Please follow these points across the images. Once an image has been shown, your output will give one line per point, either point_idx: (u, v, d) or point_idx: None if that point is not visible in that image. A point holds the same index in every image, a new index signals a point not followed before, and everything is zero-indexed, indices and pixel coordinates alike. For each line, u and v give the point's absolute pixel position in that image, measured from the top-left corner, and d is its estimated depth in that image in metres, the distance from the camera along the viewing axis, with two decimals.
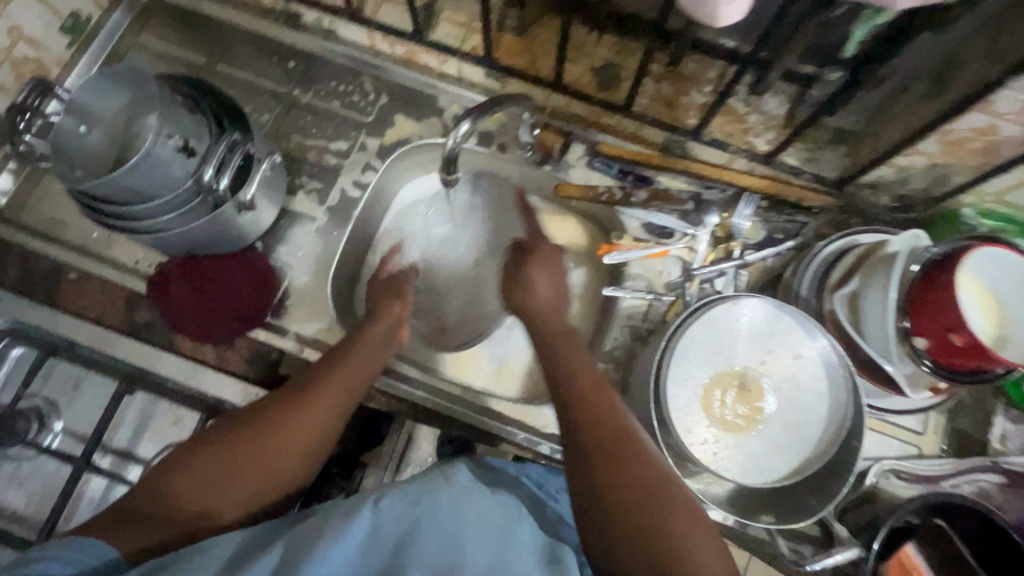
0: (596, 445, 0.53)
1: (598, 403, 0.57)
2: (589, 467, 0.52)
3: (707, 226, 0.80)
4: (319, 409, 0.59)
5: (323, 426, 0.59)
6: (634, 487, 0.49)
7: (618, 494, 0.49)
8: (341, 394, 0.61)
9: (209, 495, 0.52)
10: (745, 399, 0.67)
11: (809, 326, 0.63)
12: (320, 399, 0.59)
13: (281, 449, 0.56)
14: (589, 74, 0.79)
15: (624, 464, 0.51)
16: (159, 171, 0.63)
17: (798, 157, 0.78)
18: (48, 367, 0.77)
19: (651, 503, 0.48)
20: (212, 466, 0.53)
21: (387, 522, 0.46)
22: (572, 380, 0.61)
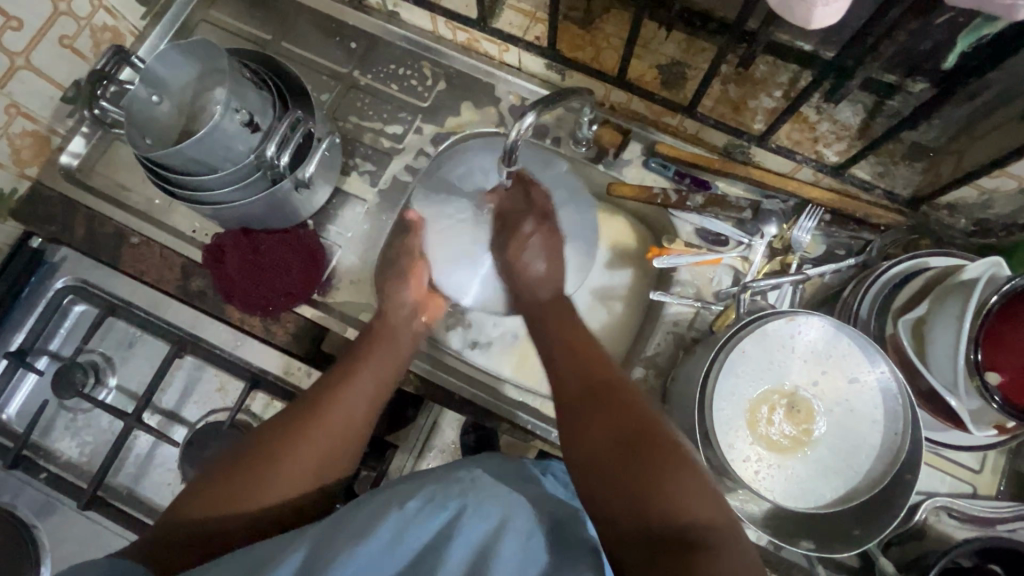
0: (580, 404, 0.55)
1: (596, 367, 0.58)
2: (572, 416, 0.54)
3: (765, 237, 0.77)
4: (339, 409, 0.63)
5: (345, 416, 0.63)
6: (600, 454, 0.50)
7: (583, 440, 0.51)
8: (358, 397, 0.65)
9: (241, 494, 0.56)
10: (793, 420, 0.64)
11: (870, 349, 0.60)
12: (339, 399, 0.64)
13: (307, 441, 0.60)
14: (654, 71, 0.76)
15: (606, 421, 0.51)
16: (224, 145, 0.64)
17: (868, 172, 0.74)
18: (106, 325, 0.81)
19: (628, 466, 0.47)
20: (243, 475, 0.57)
21: (413, 525, 0.47)
22: (563, 348, 0.61)
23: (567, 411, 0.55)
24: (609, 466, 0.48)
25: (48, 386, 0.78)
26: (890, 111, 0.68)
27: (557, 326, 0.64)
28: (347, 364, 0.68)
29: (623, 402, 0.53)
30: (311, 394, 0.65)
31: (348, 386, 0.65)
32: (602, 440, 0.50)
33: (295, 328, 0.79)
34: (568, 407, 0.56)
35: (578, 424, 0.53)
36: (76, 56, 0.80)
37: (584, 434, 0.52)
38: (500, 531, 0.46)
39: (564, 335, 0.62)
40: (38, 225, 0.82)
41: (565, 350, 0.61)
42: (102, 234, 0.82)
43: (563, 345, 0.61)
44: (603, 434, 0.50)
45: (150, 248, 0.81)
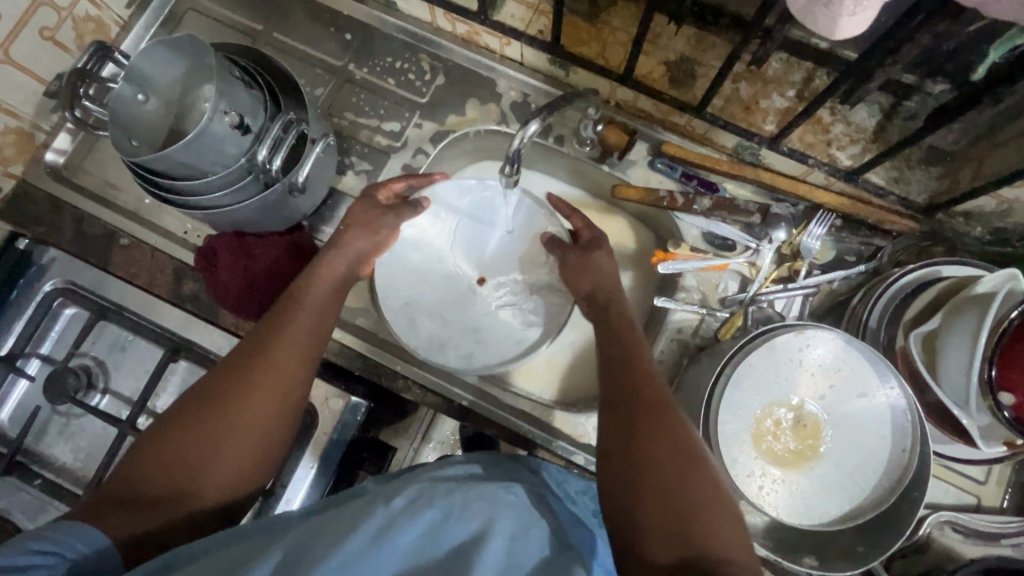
0: (624, 412, 0.52)
1: (640, 373, 0.55)
2: (611, 415, 0.52)
3: (773, 242, 0.75)
4: (268, 369, 0.55)
5: (276, 386, 0.55)
6: (659, 459, 0.47)
7: (638, 448, 0.48)
8: (293, 345, 0.57)
9: (177, 477, 0.49)
10: (799, 435, 0.63)
11: (882, 366, 0.59)
12: (269, 352, 0.56)
13: (235, 411, 0.52)
14: (662, 68, 0.72)
15: (655, 439, 0.48)
16: (214, 147, 0.62)
17: (883, 177, 0.71)
18: (98, 329, 0.79)
19: (683, 491, 0.45)
20: (178, 450, 0.50)
21: (398, 522, 0.46)
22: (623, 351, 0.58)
23: (611, 432, 0.51)
24: (645, 477, 0.46)
25: (40, 392, 0.76)
26: (907, 113, 0.66)
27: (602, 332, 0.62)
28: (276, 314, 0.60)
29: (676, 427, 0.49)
30: (238, 352, 0.57)
31: (279, 338, 0.57)
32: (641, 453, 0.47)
33: None
34: (614, 407, 0.53)
35: (641, 433, 0.49)
36: (59, 48, 0.76)
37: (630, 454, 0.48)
38: (484, 535, 0.46)
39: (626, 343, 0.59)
40: (24, 225, 0.79)
41: (616, 345, 0.59)
42: (91, 235, 0.80)
43: (620, 338, 0.59)
44: (651, 453, 0.47)
45: (140, 250, 0.80)
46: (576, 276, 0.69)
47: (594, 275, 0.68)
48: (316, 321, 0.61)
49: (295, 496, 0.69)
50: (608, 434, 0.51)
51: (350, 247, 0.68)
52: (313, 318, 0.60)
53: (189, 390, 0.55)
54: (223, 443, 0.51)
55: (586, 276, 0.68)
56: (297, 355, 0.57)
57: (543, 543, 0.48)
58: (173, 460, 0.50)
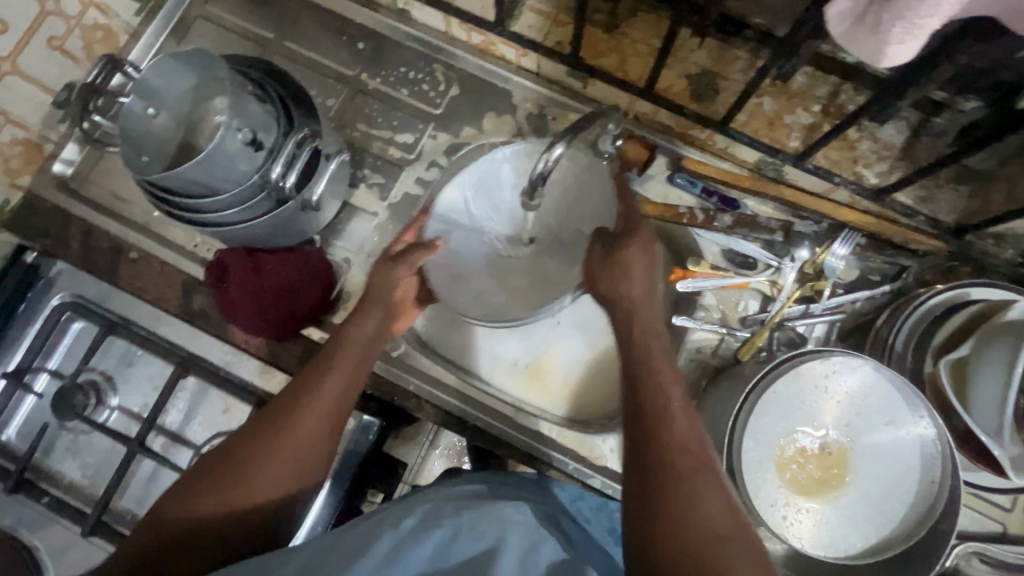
0: (655, 465, 0.46)
1: (678, 417, 0.48)
2: (644, 459, 0.47)
3: (795, 261, 0.73)
4: (304, 413, 0.56)
5: (309, 431, 0.55)
6: (701, 523, 0.42)
7: (675, 510, 0.43)
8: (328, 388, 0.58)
9: (214, 516, 0.51)
10: (824, 463, 0.62)
11: (910, 395, 0.58)
12: (305, 407, 0.56)
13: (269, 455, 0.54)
14: (683, 82, 0.71)
15: (699, 502, 0.43)
16: (227, 166, 0.60)
17: (911, 197, 0.69)
18: (106, 344, 0.78)
19: (725, 556, 0.41)
20: (216, 488, 0.52)
21: (408, 544, 0.45)
22: (654, 381, 0.51)
23: (638, 478, 0.46)
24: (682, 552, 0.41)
25: (47, 408, 0.75)
26: (936, 130, 0.64)
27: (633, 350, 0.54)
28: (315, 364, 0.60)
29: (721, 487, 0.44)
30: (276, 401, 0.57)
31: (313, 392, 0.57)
32: (684, 515, 0.42)
33: (302, 350, 0.77)
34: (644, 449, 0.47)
35: (684, 494, 0.44)
36: (67, 58, 0.75)
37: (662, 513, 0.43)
38: (495, 556, 0.44)
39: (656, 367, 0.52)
40: (31, 238, 0.78)
41: (639, 373, 0.52)
42: (99, 248, 0.79)
43: (649, 362, 0.53)
44: (691, 518, 0.42)
45: (149, 264, 0.78)
46: (603, 275, 0.60)
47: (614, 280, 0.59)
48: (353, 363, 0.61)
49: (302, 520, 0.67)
50: (642, 482, 0.45)
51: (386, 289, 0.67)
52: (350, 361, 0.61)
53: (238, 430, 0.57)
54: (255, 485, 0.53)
55: (609, 281, 0.59)
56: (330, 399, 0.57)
57: (558, 547, 0.46)
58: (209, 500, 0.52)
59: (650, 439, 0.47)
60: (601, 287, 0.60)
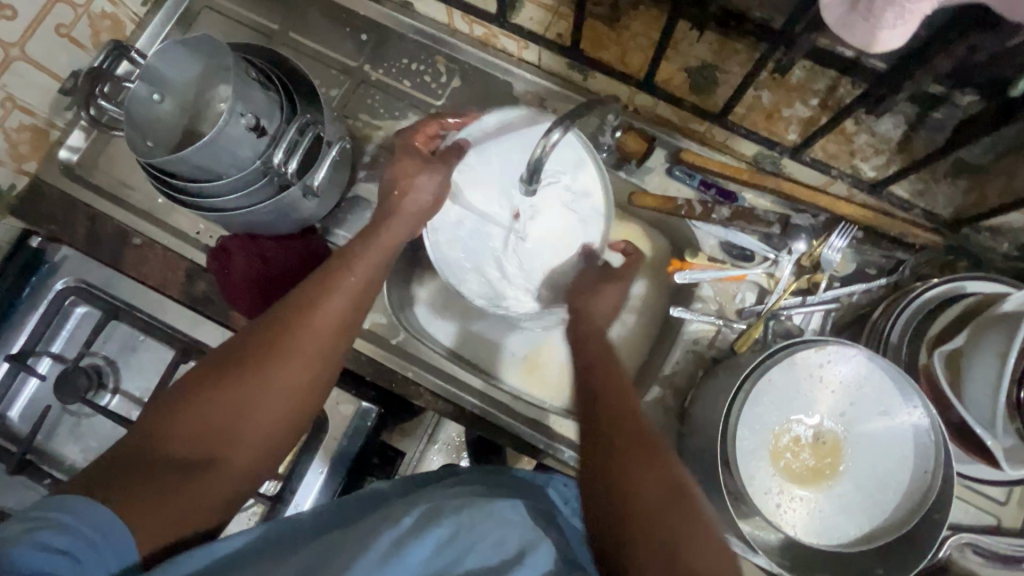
0: (596, 446, 0.50)
1: (624, 405, 0.52)
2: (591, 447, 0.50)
3: (792, 253, 0.74)
4: (309, 340, 0.53)
5: (314, 359, 0.53)
6: (641, 493, 0.46)
7: (612, 479, 0.47)
8: (332, 314, 0.55)
9: (212, 440, 0.48)
10: (817, 452, 0.62)
11: (905, 386, 0.58)
12: (307, 327, 0.53)
13: (269, 381, 0.51)
14: (683, 74, 0.71)
15: (635, 474, 0.47)
16: (230, 151, 0.61)
17: (908, 190, 0.70)
18: (109, 329, 0.78)
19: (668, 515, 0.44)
20: (211, 411, 0.49)
21: (408, 543, 0.45)
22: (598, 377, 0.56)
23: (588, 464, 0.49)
24: (626, 522, 0.44)
25: (50, 391, 0.76)
26: (934, 124, 0.63)
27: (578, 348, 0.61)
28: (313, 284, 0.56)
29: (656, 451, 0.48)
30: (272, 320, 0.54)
31: (316, 315, 0.54)
32: (625, 493, 0.46)
33: None
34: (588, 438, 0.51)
35: (621, 465, 0.47)
36: (76, 46, 0.76)
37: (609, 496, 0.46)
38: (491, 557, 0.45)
39: (588, 358, 0.59)
40: (37, 223, 0.79)
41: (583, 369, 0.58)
42: (104, 234, 0.79)
43: (587, 355, 0.59)
44: (630, 489, 0.46)
45: (152, 250, 0.79)
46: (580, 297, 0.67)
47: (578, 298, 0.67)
48: (359, 291, 0.58)
49: (305, 500, 0.70)
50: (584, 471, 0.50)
51: (393, 214, 0.64)
52: (355, 288, 0.58)
53: (222, 350, 0.53)
54: (255, 410, 0.50)
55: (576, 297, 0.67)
56: (336, 327, 0.55)
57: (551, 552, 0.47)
58: (204, 423, 0.48)
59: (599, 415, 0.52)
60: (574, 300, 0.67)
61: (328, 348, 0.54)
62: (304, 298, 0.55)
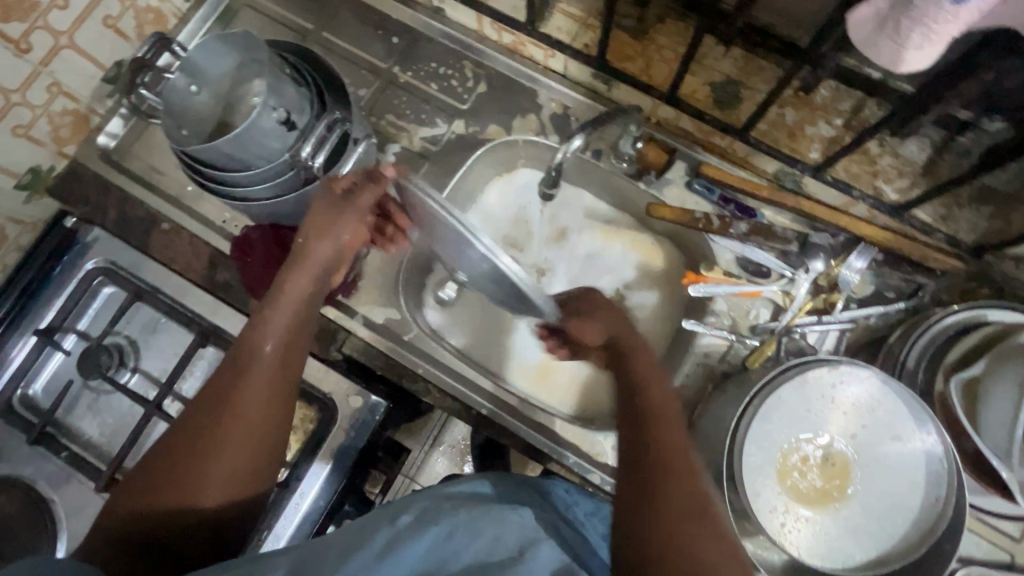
0: (637, 478, 0.48)
1: (666, 431, 0.50)
2: (632, 486, 0.48)
3: (809, 272, 0.73)
4: (248, 380, 0.53)
5: (259, 396, 0.53)
6: (692, 542, 0.44)
7: (652, 521, 0.45)
8: (269, 353, 0.55)
9: (172, 499, 0.49)
10: (826, 473, 0.61)
11: (919, 410, 0.57)
12: (247, 370, 0.54)
13: (215, 431, 0.51)
14: (707, 88, 0.72)
15: (673, 503, 0.46)
16: (259, 143, 0.63)
17: (930, 214, 0.70)
18: (133, 309, 0.81)
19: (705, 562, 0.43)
20: (164, 473, 0.50)
21: (402, 540, 0.45)
22: (643, 405, 0.53)
23: (624, 487, 0.48)
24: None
25: (73, 366, 0.79)
26: (960, 149, 0.62)
27: (630, 377, 0.56)
28: (255, 318, 0.57)
29: (703, 497, 0.46)
30: (220, 372, 0.55)
31: (249, 365, 0.54)
32: (673, 543, 0.44)
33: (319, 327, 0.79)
34: (625, 475, 0.49)
35: (674, 503, 0.46)
36: (120, 37, 0.79)
37: (653, 538, 0.44)
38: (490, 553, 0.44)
39: (633, 378, 0.56)
40: (73, 204, 0.82)
41: (632, 395, 0.54)
42: (134, 218, 0.83)
43: (633, 377, 0.56)
44: (682, 533, 0.44)
45: (178, 236, 0.82)
46: (589, 322, 0.60)
47: (608, 319, 0.60)
48: (293, 322, 0.58)
49: (308, 491, 0.69)
50: (622, 502, 0.48)
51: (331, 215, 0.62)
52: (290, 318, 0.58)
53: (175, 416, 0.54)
54: (206, 461, 0.50)
55: (597, 323, 0.60)
56: (274, 361, 0.55)
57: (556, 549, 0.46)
58: (161, 485, 0.50)
59: (648, 448, 0.49)
60: (588, 336, 0.60)
61: (272, 382, 0.54)
62: (242, 340, 0.56)
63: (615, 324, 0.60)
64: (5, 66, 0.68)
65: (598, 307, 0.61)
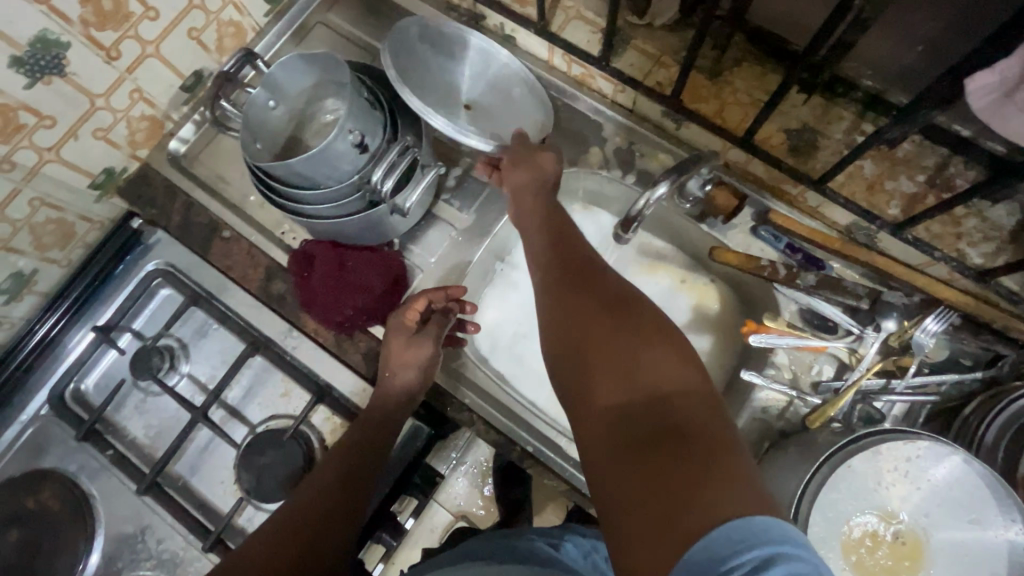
0: (551, 293, 0.60)
1: (565, 258, 0.63)
2: (549, 297, 0.60)
3: (880, 331, 0.68)
4: (309, 504, 0.64)
5: (319, 516, 0.63)
6: (603, 333, 0.52)
7: (568, 324, 0.55)
8: (332, 476, 0.66)
9: None
10: (896, 552, 0.58)
11: (1005, 497, 0.54)
12: (312, 495, 0.65)
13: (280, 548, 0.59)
14: (782, 135, 0.70)
15: (580, 307, 0.56)
16: (332, 164, 0.63)
17: (1017, 282, 0.65)
18: (187, 313, 0.82)
19: (614, 341, 0.51)
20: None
21: None
22: (557, 241, 0.65)
23: (546, 309, 0.59)
24: (580, 363, 0.52)
25: (126, 365, 0.80)
26: None
27: (524, 230, 0.70)
28: (324, 461, 0.69)
29: (602, 292, 0.57)
30: (290, 506, 0.65)
31: (314, 495, 0.65)
32: (590, 337, 0.53)
33: (368, 348, 0.77)
34: (543, 298, 0.61)
35: (579, 303, 0.56)
36: (201, 48, 0.81)
37: (571, 343, 0.54)
38: None
39: (547, 222, 0.67)
40: (139, 206, 0.84)
41: (536, 237, 0.67)
42: (196, 224, 0.82)
43: (546, 228, 0.67)
44: (589, 328, 0.53)
45: (238, 245, 0.81)
46: (515, 167, 0.72)
47: (530, 169, 0.71)
48: (358, 453, 0.68)
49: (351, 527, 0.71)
50: (546, 318, 0.59)
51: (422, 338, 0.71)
52: (353, 449, 0.68)
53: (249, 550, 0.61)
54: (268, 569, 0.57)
55: (522, 168, 0.71)
56: (335, 480, 0.66)
57: None
58: None
59: (557, 279, 0.61)
60: (512, 177, 0.72)
61: (331, 500, 0.64)
62: (313, 477, 0.67)
63: (527, 173, 0.71)
64: (91, 67, 0.69)
65: (521, 160, 0.72)
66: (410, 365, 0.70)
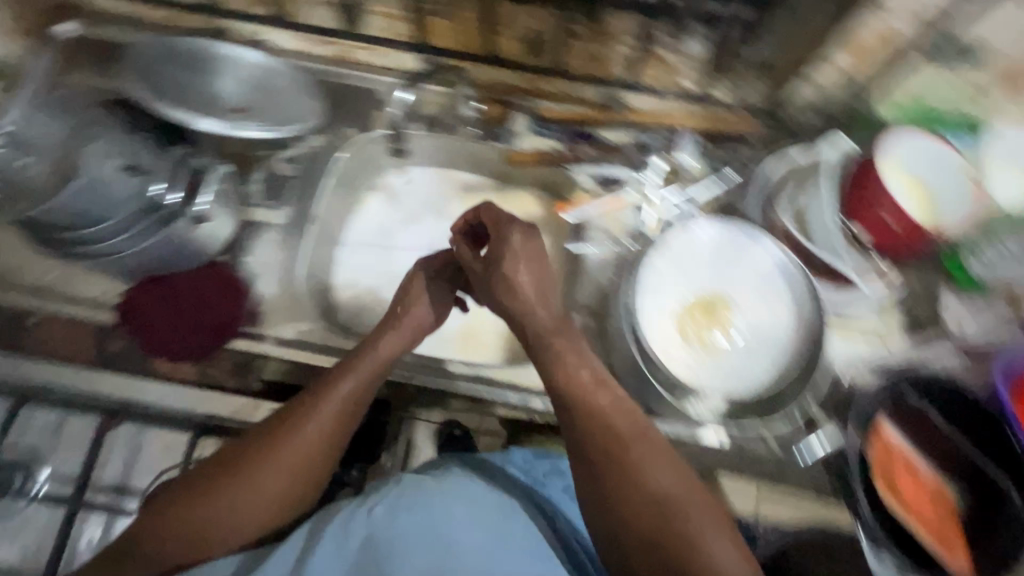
0: (593, 477, 0.50)
1: (637, 457, 0.50)
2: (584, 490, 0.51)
3: (653, 168, 0.83)
4: (304, 430, 0.56)
5: (299, 455, 0.55)
6: (651, 511, 0.48)
7: (622, 525, 0.49)
8: (333, 407, 0.58)
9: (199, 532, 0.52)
10: (715, 319, 0.73)
11: (752, 232, 0.72)
12: (302, 417, 0.57)
13: (258, 473, 0.54)
14: (519, 43, 0.83)
15: (631, 497, 0.49)
16: (105, 194, 0.65)
17: (727, 93, 0.84)
18: (23, 418, 0.76)
19: (665, 529, 0.47)
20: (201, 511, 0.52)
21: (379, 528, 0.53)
22: (591, 427, 0.52)
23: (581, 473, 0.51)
24: (617, 535, 0.49)
25: None
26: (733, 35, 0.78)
27: (517, 308, 0.58)
28: (326, 374, 0.61)
29: (650, 474, 0.49)
30: (279, 411, 0.58)
31: (307, 415, 0.57)
32: (632, 521, 0.48)
33: (230, 362, 0.76)
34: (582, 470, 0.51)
35: (625, 489, 0.49)
36: None
37: (605, 512, 0.49)
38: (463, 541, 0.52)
39: (582, 421, 0.52)
40: None
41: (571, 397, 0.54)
42: None
43: (615, 399, 0.54)
44: (635, 513, 0.48)
45: (53, 325, 0.75)
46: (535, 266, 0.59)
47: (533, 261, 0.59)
48: (360, 387, 0.60)
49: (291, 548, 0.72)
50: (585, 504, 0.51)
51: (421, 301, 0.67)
52: (361, 376, 0.60)
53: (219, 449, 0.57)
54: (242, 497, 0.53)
55: (521, 292, 0.58)
56: (334, 412, 0.58)
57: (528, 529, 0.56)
58: (199, 525, 0.52)
59: (604, 460, 0.50)
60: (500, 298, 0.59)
61: (317, 440, 0.57)
62: (314, 385, 0.60)
63: (536, 280, 0.59)
64: None
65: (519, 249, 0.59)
66: (423, 305, 0.67)
